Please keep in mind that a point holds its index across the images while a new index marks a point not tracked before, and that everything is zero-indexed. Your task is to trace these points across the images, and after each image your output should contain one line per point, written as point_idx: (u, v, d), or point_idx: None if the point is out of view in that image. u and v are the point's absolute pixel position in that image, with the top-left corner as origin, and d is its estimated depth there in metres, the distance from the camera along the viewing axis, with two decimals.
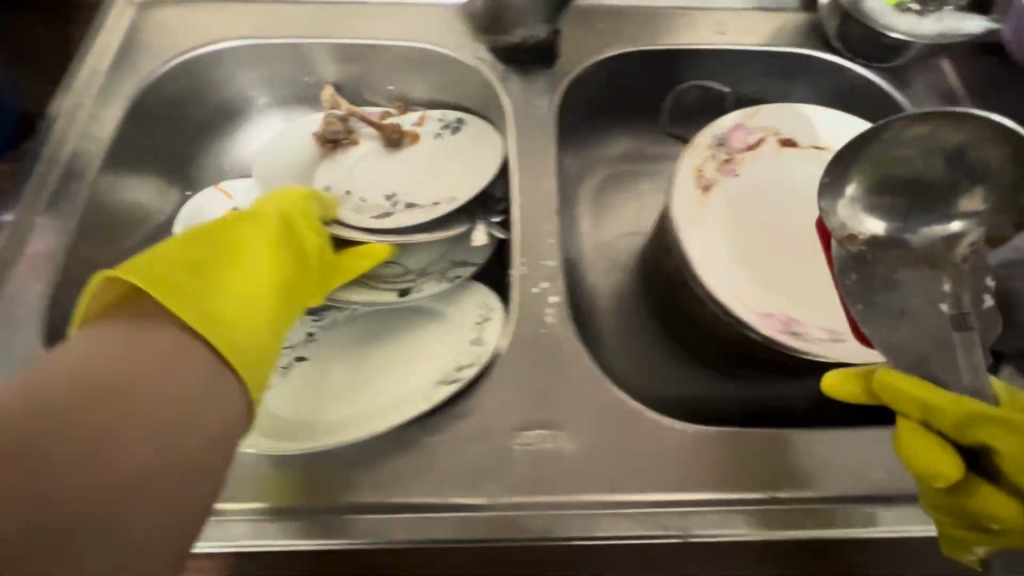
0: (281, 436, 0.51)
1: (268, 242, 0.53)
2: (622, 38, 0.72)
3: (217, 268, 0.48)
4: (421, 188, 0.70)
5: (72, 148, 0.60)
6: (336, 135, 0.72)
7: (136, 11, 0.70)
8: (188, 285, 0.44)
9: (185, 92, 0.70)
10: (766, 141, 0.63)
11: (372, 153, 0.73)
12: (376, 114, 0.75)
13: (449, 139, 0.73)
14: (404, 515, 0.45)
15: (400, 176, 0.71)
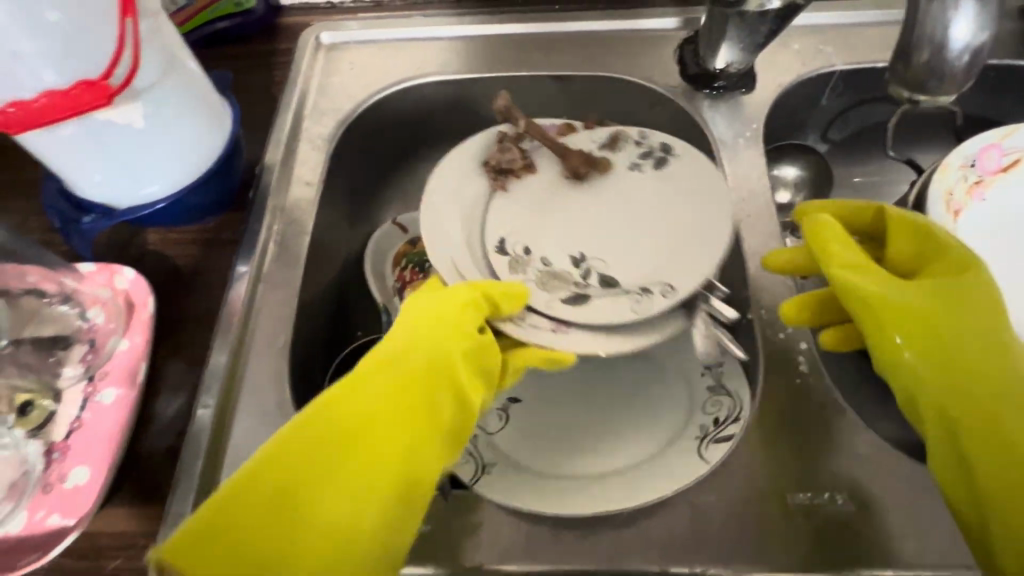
0: (521, 495, 0.47)
1: (383, 403, 0.43)
2: (821, 57, 0.68)
3: (301, 482, 0.38)
4: (617, 250, 0.58)
5: (288, 193, 0.61)
6: (512, 163, 0.62)
7: (327, 53, 0.71)
8: (257, 536, 0.36)
9: (369, 131, 0.70)
10: (1022, 162, 0.57)
11: (544, 193, 0.62)
12: (552, 128, 0.64)
13: (650, 170, 0.61)
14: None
15: (589, 228, 0.59)
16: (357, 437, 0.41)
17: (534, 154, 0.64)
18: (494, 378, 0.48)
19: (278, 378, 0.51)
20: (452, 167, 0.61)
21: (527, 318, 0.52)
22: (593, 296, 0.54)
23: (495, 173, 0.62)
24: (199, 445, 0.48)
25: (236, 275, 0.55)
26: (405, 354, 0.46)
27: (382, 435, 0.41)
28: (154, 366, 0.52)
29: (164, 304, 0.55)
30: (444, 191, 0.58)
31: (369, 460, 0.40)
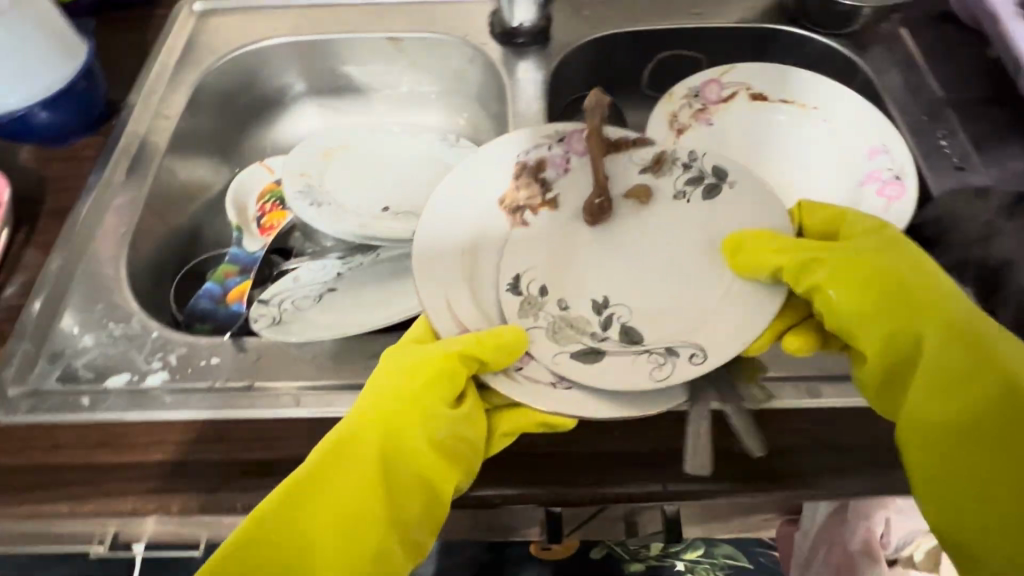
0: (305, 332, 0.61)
1: (362, 464, 0.46)
2: (607, 22, 0.82)
3: (318, 517, 0.45)
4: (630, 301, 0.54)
5: (146, 124, 0.73)
6: (528, 197, 0.60)
7: (198, 18, 0.84)
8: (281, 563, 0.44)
9: (234, 83, 0.83)
10: (738, 95, 0.71)
11: (558, 227, 0.59)
12: (557, 155, 0.61)
13: (697, 197, 0.58)
14: None
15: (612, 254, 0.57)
16: (366, 486, 0.46)
17: (550, 179, 0.61)
18: (478, 446, 0.49)
19: (115, 259, 0.63)
20: (460, 190, 0.60)
21: (526, 368, 0.51)
22: (608, 352, 0.51)
23: (513, 210, 0.60)
24: (40, 303, 0.59)
25: (89, 182, 0.67)
26: (376, 404, 0.49)
27: (343, 506, 0.45)
28: (12, 250, 0.63)
29: (26, 204, 0.66)
30: (441, 219, 0.58)
31: (322, 529, 0.45)
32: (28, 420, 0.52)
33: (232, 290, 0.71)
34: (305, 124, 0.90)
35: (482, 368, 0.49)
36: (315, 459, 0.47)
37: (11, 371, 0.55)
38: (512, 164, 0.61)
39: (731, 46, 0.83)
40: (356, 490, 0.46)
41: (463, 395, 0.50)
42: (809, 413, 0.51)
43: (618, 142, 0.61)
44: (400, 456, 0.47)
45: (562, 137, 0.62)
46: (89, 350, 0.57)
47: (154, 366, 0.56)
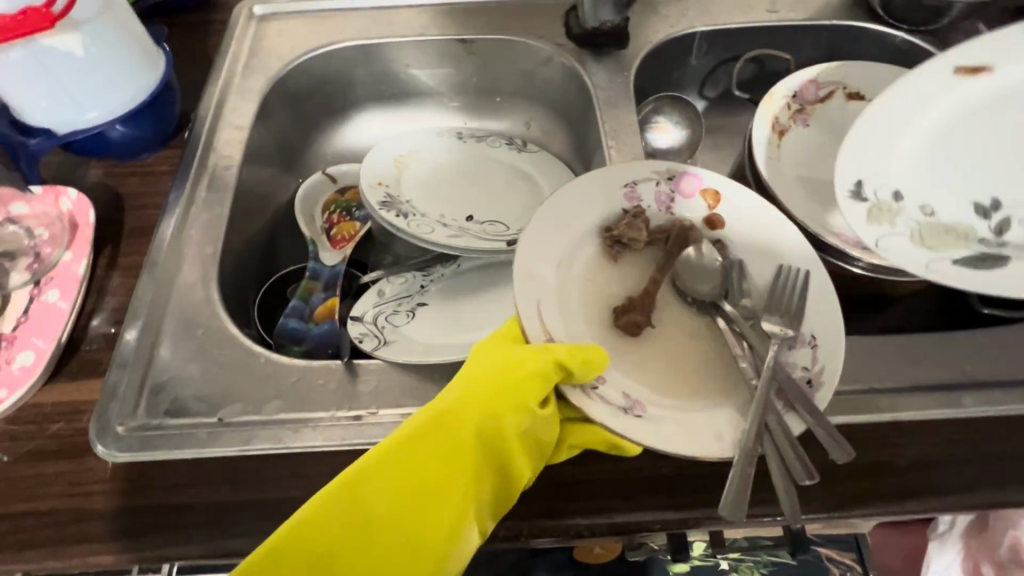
0: (413, 354, 0.58)
1: (449, 451, 0.42)
2: (684, 21, 0.81)
3: (387, 498, 0.41)
4: (658, 401, 0.49)
5: (220, 135, 0.70)
6: (633, 235, 0.56)
7: (259, 22, 0.80)
8: (340, 542, 0.39)
9: (299, 89, 0.80)
10: (835, 94, 0.69)
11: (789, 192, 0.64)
12: (665, 192, 0.59)
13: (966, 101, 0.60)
14: None
15: (668, 349, 0.54)
16: (440, 476, 0.41)
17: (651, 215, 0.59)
18: (549, 452, 0.45)
19: (207, 280, 0.60)
20: (562, 217, 0.56)
21: (600, 388, 0.48)
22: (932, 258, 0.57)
23: (613, 241, 0.57)
24: (135, 331, 0.55)
25: (170, 199, 0.63)
26: (459, 396, 0.44)
27: (422, 490, 0.41)
28: (96, 274, 0.59)
29: (104, 224, 0.62)
30: (540, 245, 0.54)
31: (399, 512, 0.40)
32: (143, 458, 0.49)
33: (319, 308, 0.65)
34: (369, 131, 0.87)
35: (566, 379, 0.46)
36: (391, 437, 0.43)
37: (117, 405, 0.51)
38: (625, 189, 0.58)
39: (810, 44, 0.82)
40: (429, 479, 0.41)
41: (547, 399, 0.46)
42: (965, 422, 0.50)
43: (711, 222, 0.58)
44: (478, 450, 0.43)
45: (674, 176, 0.59)
46: (194, 380, 0.53)
47: (266, 395, 0.53)
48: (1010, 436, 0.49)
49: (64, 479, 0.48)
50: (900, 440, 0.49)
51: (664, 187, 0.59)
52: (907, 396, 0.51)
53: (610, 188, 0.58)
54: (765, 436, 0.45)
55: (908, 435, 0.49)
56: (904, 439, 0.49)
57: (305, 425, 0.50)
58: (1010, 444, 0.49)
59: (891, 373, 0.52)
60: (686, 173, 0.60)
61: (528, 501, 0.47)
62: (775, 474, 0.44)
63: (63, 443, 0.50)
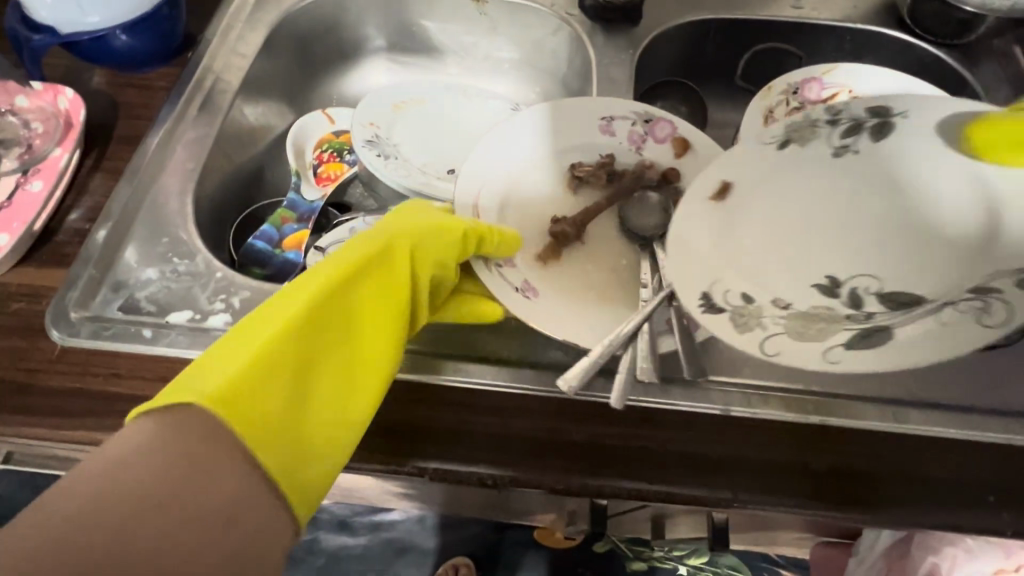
0: None
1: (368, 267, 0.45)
2: (703, 6, 0.79)
3: (352, 311, 0.44)
4: (560, 300, 0.54)
5: (223, 61, 0.71)
6: (590, 174, 0.61)
7: None
8: (311, 341, 0.40)
9: (310, 28, 0.81)
10: (839, 96, 0.68)
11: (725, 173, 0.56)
12: (638, 133, 0.63)
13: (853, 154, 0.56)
14: (483, 363, 0.51)
15: (587, 275, 0.57)
16: (395, 295, 0.45)
17: (617, 153, 0.63)
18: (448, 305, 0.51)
19: (182, 193, 0.62)
20: (511, 138, 0.62)
21: (504, 268, 0.54)
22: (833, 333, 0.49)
23: (574, 176, 0.62)
24: (106, 231, 0.58)
25: (163, 113, 0.65)
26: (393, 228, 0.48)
27: (387, 303, 0.45)
28: (81, 172, 0.62)
29: (97, 128, 0.64)
30: (489, 154, 0.61)
31: (367, 314, 0.44)
32: (89, 346, 0.51)
33: (289, 237, 0.69)
34: (375, 80, 0.88)
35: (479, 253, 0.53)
36: (350, 254, 0.45)
37: (75, 294, 0.54)
38: (599, 123, 0.63)
39: (831, 46, 0.79)
40: (384, 296, 0.45)
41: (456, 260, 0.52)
42: (902, 440, 0.48)
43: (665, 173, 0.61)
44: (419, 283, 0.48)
45: (650, 119, 0.63)
46: (152, 283, 0.56)
47: (215, 307, 0.54)
48: (942, 458, 0.48)
49: (15, 354, 0.51)
50: (825, 445, 0.48)
51: (638, 137, 0.63)
52: (844, 405, 0.49)
53: (581, 123, 0.63)
54: (630, 342, 0.50)
55: (837, 442, 0.48)
56: (828, 445, 0.48)
57: None
58: (938, 467, 0.48)
59: (833, 380, 0.51)
60: (660, 118, 0.63)
61: (446, 443, 0.48)
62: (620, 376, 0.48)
63: (20, 322, 0.53)
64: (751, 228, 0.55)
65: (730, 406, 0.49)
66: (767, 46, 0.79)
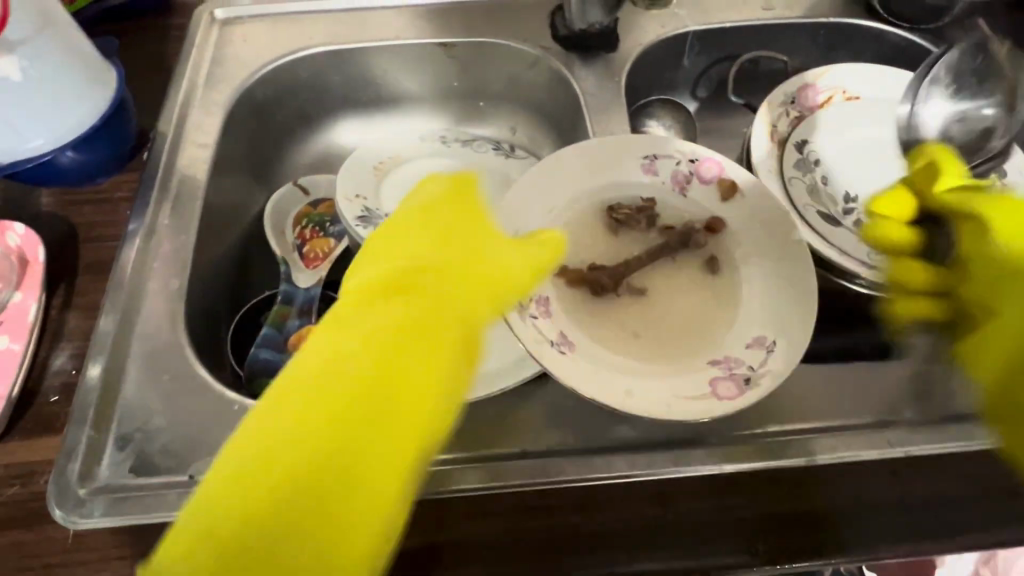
0: None
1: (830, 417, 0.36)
2: (677, 19, 0.76)
3: (361, 428, 0.31)
4: (597, 354, 0.51)
5: (181, 155, 0.64)
6: (630, 218, 0.59)
7: (219, 28, 0.75)
8: (328, 441, 0.31)
9: (268, 99, 0.74)
10: (833, 98, 0.66)
11: (844, 149, 0.65)
12: (684, 173, 0.60)
13: (834, 145, 0.65)
14: (551, 459, 0.47)
15: (638, 327, 0.54)
16: (384, 340, 0.34)
17: (658, 194, 0.60)
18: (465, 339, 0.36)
19: (171, 317, 0.55)
20: (534, 187, 0.57)
21: (537, 320, 0.49)
22: (845, 225, 0.60)
23: (614, 220, 0.59)
24: (95, 379, 0.51)
25: (128, 230, 0.58)
26: (421, 270, 0.37)
27: (379, 368, 0.33)
28: (50, 315, 0.54)
29: (58, 259, 0.57)
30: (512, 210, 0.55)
31: (355, 417, 0.31)
32: (105, 527, 0.45)
33: (293, 335, 0.63)
34: (344, 140, 0.82)
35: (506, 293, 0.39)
36: (365, 364, 0.33)
37: (77, 465, 0.47)
38: (638, 164, 0.60)
39: (806, 41, 0.78)
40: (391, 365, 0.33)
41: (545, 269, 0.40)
42: (983, 458, 0.48)
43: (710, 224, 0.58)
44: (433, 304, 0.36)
45: (695, 158, 0.60)
46: (161, 432, 0.49)
47: None
48: None
49: (21, 551, 0.44)
50: (912, 479, 0.48)
51: (684, 181, 0.60)
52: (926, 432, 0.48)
53: (618, 162, 0.60)
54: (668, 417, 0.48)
55: (921, 473, 0.48)
56: (912, 477, 0.48)
57: None
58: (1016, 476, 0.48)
59: (903, 410, 0.50)
60: (707, 158, 0.60)
61: None
62: (651, 449, 0.47)
63: (17, 511, 0.46)
64: (867, 149, 0.65)
65: (815, 455, 0.47)
66: (760, 54, 0.77)
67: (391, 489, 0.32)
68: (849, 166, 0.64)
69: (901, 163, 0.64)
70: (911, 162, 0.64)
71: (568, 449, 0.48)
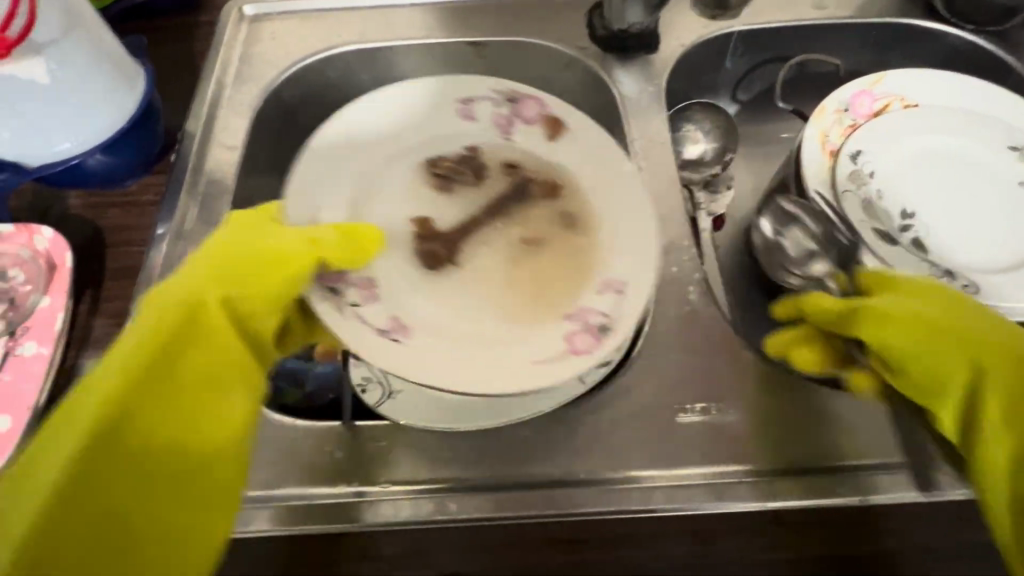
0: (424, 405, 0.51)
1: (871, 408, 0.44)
2: (722, 18, 0.73)
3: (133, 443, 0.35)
4: (436, 329, 0.49)
5: (209, 157, 0.63)
6: (455, 173, 0.58)
7: (248, 25, 0.73)
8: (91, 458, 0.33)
9: (295, 98, 0.73)
10: (891, 105, 0.62)
11: (904, 159, 0.61)
12: (504, 116, 0.60)
13: (892, 156, 0.61)
14: (586, 488, 0.47)
15: (488, 276, 0.54)
16: (148, 370, 0.36)
17: (486, 143, 0.60)
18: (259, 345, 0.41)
19: None
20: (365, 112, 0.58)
21: (360, 307, 0.47)
22: (903, 244, 0.56)
23: (437, 174, 0.58)
24: None
25: (156, 235, 0.57)
26: (194, 295, 0.39)
27: (180, 387, 0.38)
28: (77, 321, 0.54)
29: (85, 263, 0.56)
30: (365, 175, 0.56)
31: (138, 430, 0.35)
32: None
33: None
34: None
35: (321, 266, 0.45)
36: (128, 386, 0.35)
37: None
38: (455, 106, 0.60)
39: (859, 43, 0.74)
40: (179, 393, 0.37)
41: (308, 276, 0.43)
42: None
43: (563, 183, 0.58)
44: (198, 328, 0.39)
45: (511, 96, 0.59)
46: None
47: (265, 464, 0.47)
48: None
49: None
50: None
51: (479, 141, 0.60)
52: None
53: (443, 114, 0.59)
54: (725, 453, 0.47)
55: None
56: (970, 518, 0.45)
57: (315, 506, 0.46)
58: None
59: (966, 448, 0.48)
60: (526, 97, 0.60)
61: None
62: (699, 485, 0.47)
63: None
64: (928, 160, 0.61)
65: (869, 494, 0.46)
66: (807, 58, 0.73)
67: (204, 480, 0.37)
68: (908, 179, 0.60)
69: (966, 176, 0.60)
70: (977, 176, 0.60)
71: (604, 475, 0.47)
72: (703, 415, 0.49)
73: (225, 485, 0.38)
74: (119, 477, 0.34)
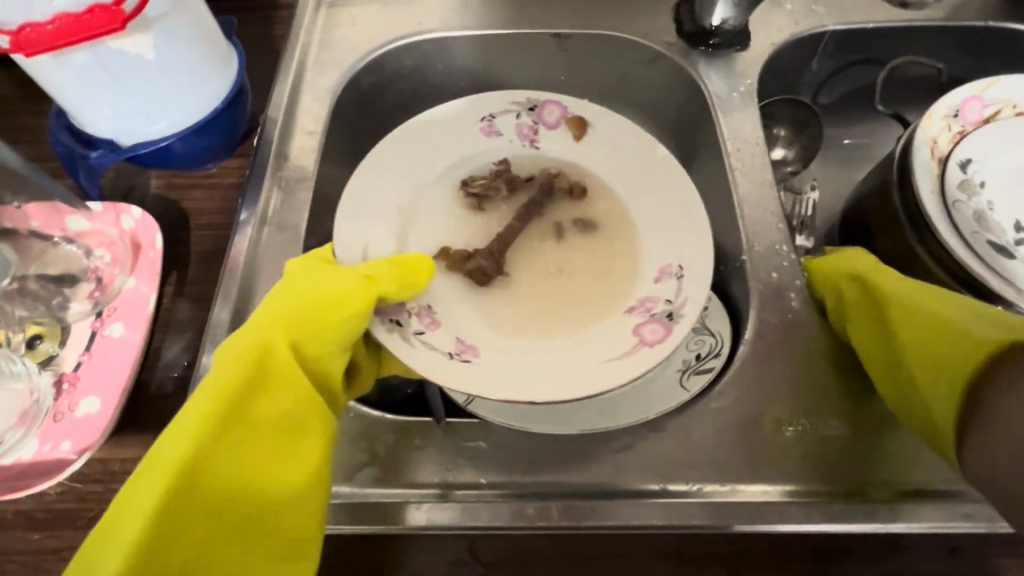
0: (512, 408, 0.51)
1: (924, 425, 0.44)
2: (815, 17, 0.70)
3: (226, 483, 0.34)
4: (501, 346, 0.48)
5: (291, 142, 0.62)
6: (487, 189, 0.57)
7: (327, 10, 0.72)
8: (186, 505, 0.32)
9: (371, 86, 0.71)
10: (1001, 113, 0.60)
11: (1011, 171, 0.58)
12: (527, 125, 0.60)
13: (998, 166, 0.59)
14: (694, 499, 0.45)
15: (538, 286, 0.53)
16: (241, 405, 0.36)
17: (553, 153, 0.60)
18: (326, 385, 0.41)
19: None
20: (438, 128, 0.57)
21: (426, 335, 0.46)
22: (1018, 256, 0.54)
23: (471, 194, 0.57)
24: None
25: (240, 218, 0.56)
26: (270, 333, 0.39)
27: (266, 428, 0.37)
28: (163, 303, 0.53)
29: (169, 245, 0.55)
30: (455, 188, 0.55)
31: (236, 470, 0.35)
32: None
33: None
34: None
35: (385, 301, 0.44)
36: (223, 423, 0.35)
37: None
38: (482, 122, 0.60)
39: (956, 48, 0.71)
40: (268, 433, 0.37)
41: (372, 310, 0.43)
42: None
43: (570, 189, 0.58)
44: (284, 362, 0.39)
45: (534, 105, 0.60)
46: None
47: (361, 461, 0.46)
48: None
49: None
50: None
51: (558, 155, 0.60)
52: None
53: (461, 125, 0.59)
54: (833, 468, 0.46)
55: None
56: None
57: (405, 506, 0.44)
58: None
59: None
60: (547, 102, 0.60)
61: None
62: (811, 504, 0.45)
63: None
64: None
65: (997, 521, 0.44)
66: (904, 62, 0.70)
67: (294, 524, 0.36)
68: (1017, 189, 0.57)
69: None
70: None
71: (705, 487, 0.45)
72: (809, 431, 0.48)
73: (301, 533, 0.36)
74: (198, 518, 0.33)
